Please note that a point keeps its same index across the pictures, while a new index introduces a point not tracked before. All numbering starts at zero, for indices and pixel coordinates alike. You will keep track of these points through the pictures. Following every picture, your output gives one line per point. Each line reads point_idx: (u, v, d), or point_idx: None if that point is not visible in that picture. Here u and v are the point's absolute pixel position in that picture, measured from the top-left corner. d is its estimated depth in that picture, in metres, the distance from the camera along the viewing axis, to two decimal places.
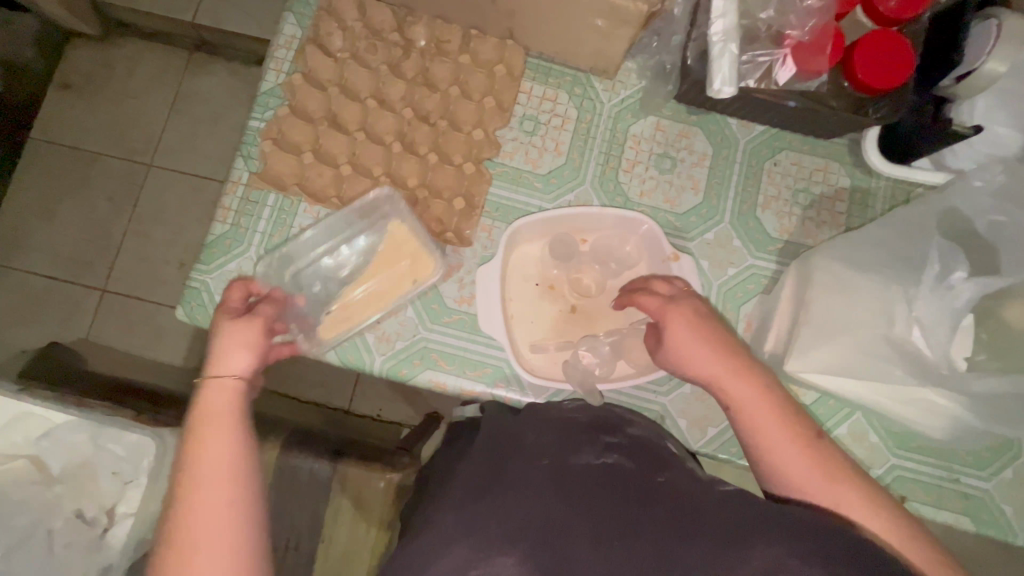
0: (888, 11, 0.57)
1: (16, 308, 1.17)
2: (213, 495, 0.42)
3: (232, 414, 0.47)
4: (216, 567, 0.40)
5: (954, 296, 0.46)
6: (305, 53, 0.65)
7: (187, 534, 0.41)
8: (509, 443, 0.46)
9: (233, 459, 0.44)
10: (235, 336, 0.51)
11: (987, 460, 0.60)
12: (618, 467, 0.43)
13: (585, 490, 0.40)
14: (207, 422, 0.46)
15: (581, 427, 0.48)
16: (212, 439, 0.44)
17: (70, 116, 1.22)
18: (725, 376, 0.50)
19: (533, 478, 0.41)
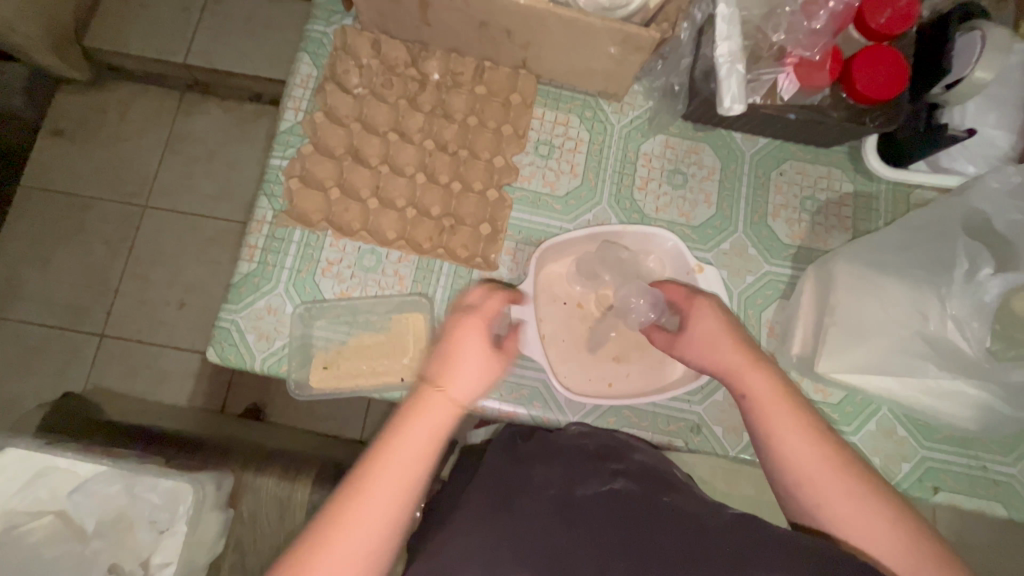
0: (878, 27, 0.60)
1: (15, 360, 1.14)
2: (369, 506, 0.42)
3: (434, 432, 0.45)
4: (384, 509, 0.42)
5: (984, 292, 0.48)
6: (324, 92, 0.67)
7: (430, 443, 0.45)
8: (516, 473, 0.48)
9: (417, 472, 0.44)
10: (472, 359, 0.48)
11: (1011, 445, 0.62)
12: (625, 492, 0.45)
13: (592, 520, 0.42)
14: (412, 431, 0.45)
15: (587, 455, 0.50)
16: (415, 436, 0.44)
17: (64, 163, 1.22)
18: (743, 369, 0.50)
19: (540, 507, 0.43)
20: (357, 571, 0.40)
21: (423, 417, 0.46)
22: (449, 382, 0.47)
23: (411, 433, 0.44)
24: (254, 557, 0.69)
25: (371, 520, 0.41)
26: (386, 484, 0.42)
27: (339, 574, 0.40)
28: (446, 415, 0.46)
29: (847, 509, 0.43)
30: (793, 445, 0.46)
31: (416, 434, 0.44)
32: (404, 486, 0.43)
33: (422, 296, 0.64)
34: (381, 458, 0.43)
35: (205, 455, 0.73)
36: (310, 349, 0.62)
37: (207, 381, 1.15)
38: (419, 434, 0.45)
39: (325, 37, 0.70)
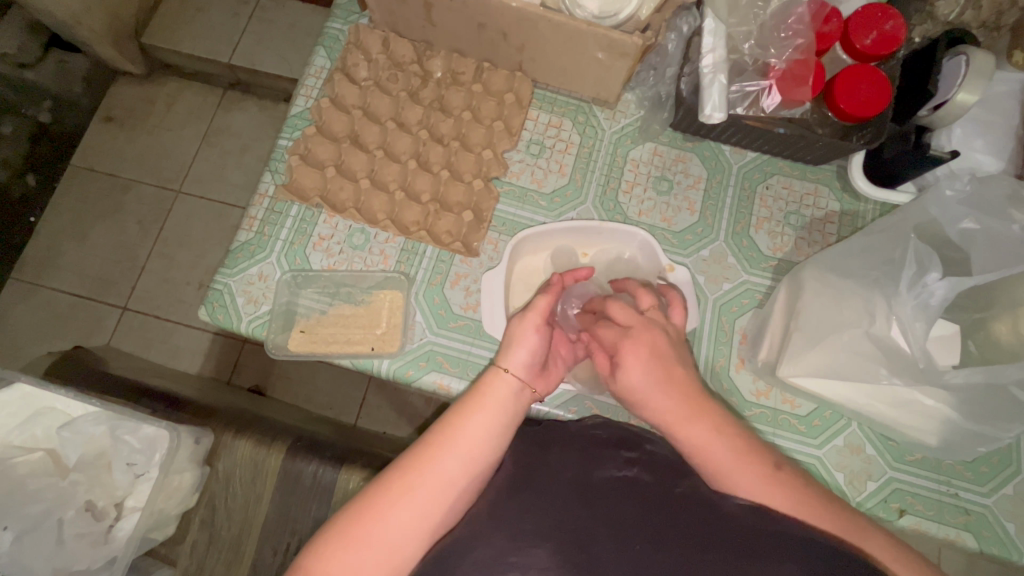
0: (864, 48, 0.61)
1: (41, 323, 1.23)
2: (446, 465, 0.44)
3: (502, 409, 0.48)
4: (429, 497, 0.43)
5: (929, 295, 0.49)
6: (333, 81, 0.72)
7: (451, 461, 0.44)
8: (534, 459, 0.49)
9: (489, 440, 0.46)
10: (519, 335, 0.52)
11: (986, 475, 0.60)
12: (637, 480, 0.45)
13: (609, 500, 0.43)
14: (483, 404, 0.48)
15: (601, 443, 0.51)
16: (481, 414, 0.47)
17: (108, 147, 1.31)
18: (675, 421, 0.48)
19: (559, 489, 0.44)
20: (423, 527, 0.42)
21: (488, 393, 0.49)
22: (505, 359, 0.51)
23: (485, 404, 0.48)
24: (223, 514, 0.73)
25: (444, 480, 0.44)
26: (456, 450, 0.45)
27: (409, 524, 0.42)
28: (513, 391, 0.50)
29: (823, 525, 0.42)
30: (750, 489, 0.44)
31: (484, 410, 0.48)
32: (468, 461, 0.45)
33: (403, 275, 0.68)
34: (453, 425, 0.47)
35: (191, 412, 0.77)
36: (293, 316, 0.66)
37: (213, 358, 1.20)
38: (485, 410, 0.48)
39: (342, 34, 0.75)
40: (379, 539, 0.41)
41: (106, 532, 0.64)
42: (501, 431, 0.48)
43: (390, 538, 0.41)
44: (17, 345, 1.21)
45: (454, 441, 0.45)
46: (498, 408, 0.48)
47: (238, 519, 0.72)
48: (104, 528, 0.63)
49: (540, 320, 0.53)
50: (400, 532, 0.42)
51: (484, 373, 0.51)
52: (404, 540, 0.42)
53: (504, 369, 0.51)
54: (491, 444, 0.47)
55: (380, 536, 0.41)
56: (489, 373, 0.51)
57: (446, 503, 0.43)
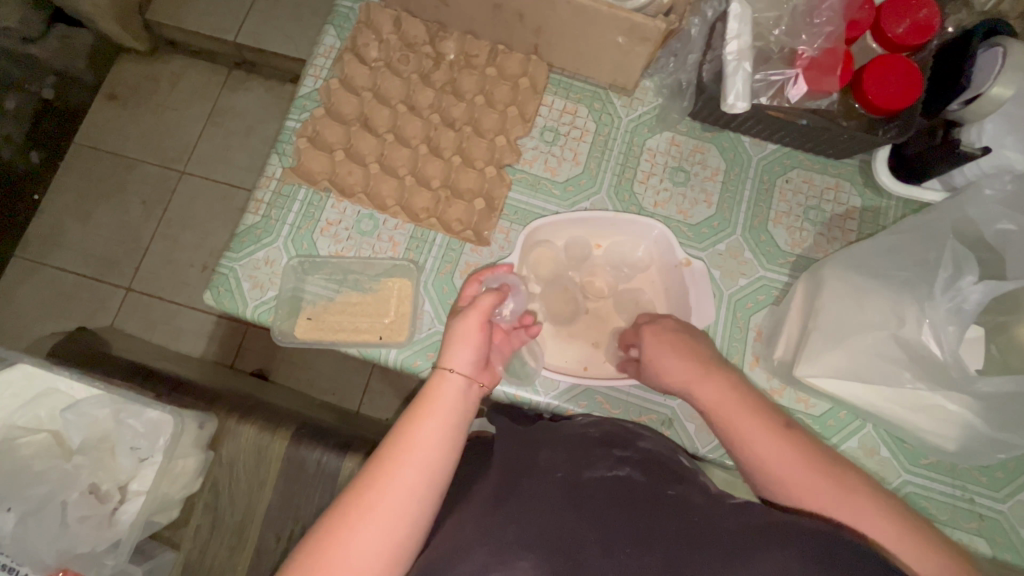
0: (896, 37, 0.59)
1: (45, 302, 1.22)
2: (404, 477, 0.44)
3: (450, 408, 0.49)
4: (390, 514, 0.43)
5: (964, 298, 0.47)
6: (343, 61, 0.70)
7: (406, 471, 0.44)
8: (523, 461, 0.48)
9: (442, 443, 0.47)
10: (461, 332, 0.53)
11: (1002, 480, 0.59)
12: (630, 479, 0.46)
13: (598, 504, 0.43)
14: (431, 409, 0.48)
15: (591, 442, 0.51)
16: (430, 419, 0.47)
17: (112, 125, 1.29)
18: (695, 378, 0.53)
19: (547, 492, 0.44)
20: (388, 545, 0.42)
21: (436, 396, 0.50)
22: (448, 359, 0.51)
23: (432, 408, 0.48)
24: (226, 499, 0.72)
25: (402, 493, 0.43)
26: (409, 463, 0.45)
27: (373, 544, 0.42)
28: (461, 388, 0.51)
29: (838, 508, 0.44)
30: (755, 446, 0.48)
31: (432, 414, 0.48)
32: (425, 469, 0.45)
33: (412, 263, 0.66)
34: (404, 436, 0.46)
35: (195, 396, 0.77)
36: (299, 302, 0.65)
37: (217, 342, 1.20)
38: (434, 414, 0.48)
39: (352, 13, 0.73)
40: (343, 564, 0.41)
41: (109, 515, 0.63)
42: (453, 431, 0.48)
43: (357, 562, 0.41)
44: (21, 323, 1.21)
45: (408, 451, 0.45)
46: (444, 408, 0.49)
47: (241, 504, 0.72)
48: (107, 511, 0.63)
49: (485, 317, 0.54)
50: (366, 554, 0.41)
51: (430, 378, 0.51)
52: (370, 559, 0.41)
53: (448, 369, 0.51)
54: (446, 447, 0.47)
55: (344, 560, 0.41)
56: (435, 375, 0.51)
57: (409, 516, 0.43)
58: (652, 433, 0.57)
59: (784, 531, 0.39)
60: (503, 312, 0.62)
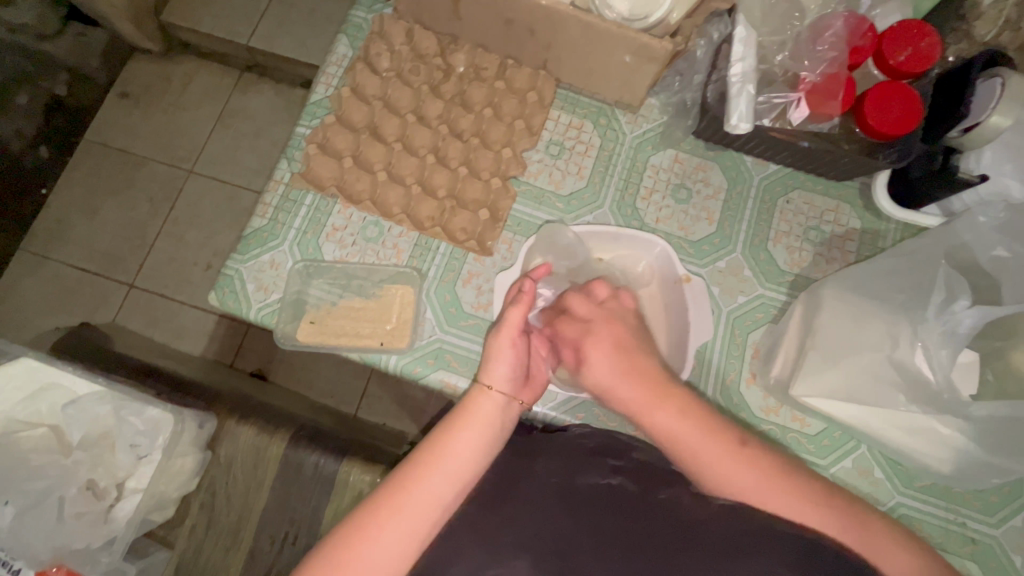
0: (896, 65, 0.60)
1: (48, 296, 1.23)
2: (435, 484, 0.46)
3: (488, 425, 0.51)
4: (418, 517, 0.45)
5: (955, 322, 0.48)
6: (355, 70, 0.71)
7: (437, 479, 0.46)
8: (520, 471, 0.53)
9: (476, 455, 0.49)
10: (499, 350, 0.54)
11: (995, 505, 0.59)
12: (622, 488, 0.49)
13: (589, 511, 0.47)
14: (467, 424, 0.50)
15: (587, 450, 0.54)
16: (464, 433, 0.49)
17: (123, 123, 1.31)
18: (647, 408, 0.52)
19: (541, 501, 0.49)
20: (411, 547, 0.45)
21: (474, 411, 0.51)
22: (487, 376, 0.53)
23: (470, 421, 0.50)
24: (223, 499, 0.72)
25: (431, 501, 0.46)
26: (443, 473, 0.47)
27: (397, 545, 0.44)
28: (500, 405, 0.52)
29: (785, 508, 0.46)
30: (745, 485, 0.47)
31: (468, 428, 0.50)
32: (457, 480, 0.47)
33: (415, 271, 0.67)
34: (439, 444, 0.48)
35: (194, 395, 0.77)
36: (303, 305, 0.66)
37: (217, 341, 1.20)
38: (471, 426, 0.50)
39: (365, 23, 0.75)
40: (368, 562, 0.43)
41: (106, 511, 0.64)
42: (487, 446, 0.50)
43: (382, 559, 0.43)
44: (23, 316, 1.22)
45: (442, 461, 0.47)
46: (485, 425, 0.50)
47: (237, 505, 0.72)
48: (104, 507, 0.63)
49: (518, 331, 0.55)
50: (391, 552, 0.44)
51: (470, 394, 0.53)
52: (394, 558, 0.44)
53: (488, 387, 0.53)
54: (478, 461, 0.49)
55: (370, 560, 0.43)
56: (474, 390, 0.52)
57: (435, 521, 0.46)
58: (640, 442, 0.58)
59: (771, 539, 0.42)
60: (534, 321, 0.63)
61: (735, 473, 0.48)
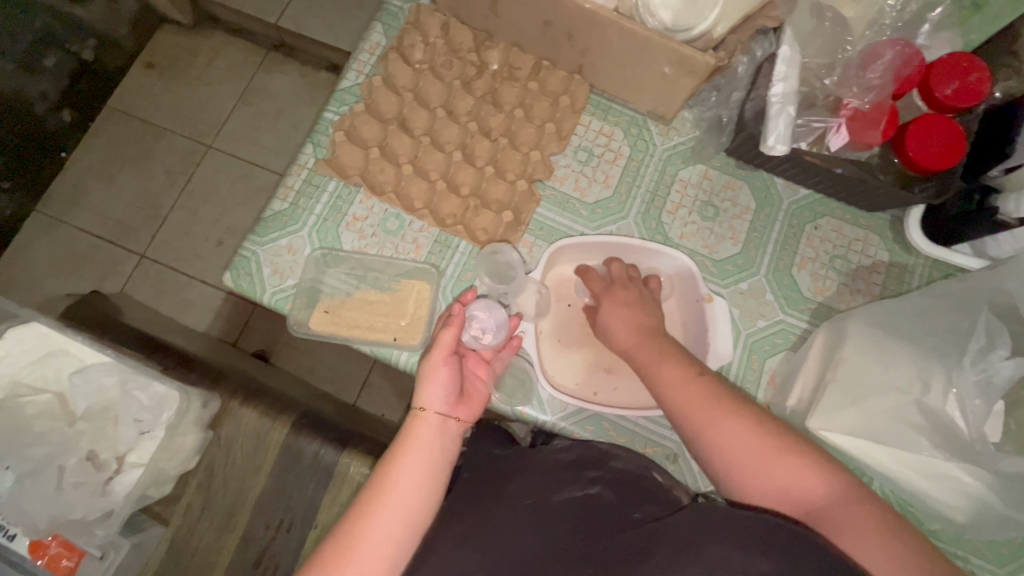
0: (943, 98, 0.59)
1: (60, 259, 1.23)
2: (383, 521, 0.47)
3: (429, 449, 0.51)
4: (373, 552, 0.45)
5: (993, 374, 0.50)
6: (388, 60, 0.70)
7: (383, 511, 0.47)
8: (498, 486, 0.53)
9: (421, 481, 0.49)
10: (434, 373, 0.54)
11: (1006, 557, 0.58)
12: (599, 498, 0.49)
13: (562, 524, 0.47)
14: (408, 451, 0.50)
15: (566, 462, 0.55)
16: (407, 461, 0.49)
17: (146, 93, 1.31)
18: (638, 345, 0.58)
19: (515, 515, 0.48)
20: None
21: (414, 436, 0.52)
22: (420, 400, 0.53)
23: (410, 447, 0.51)
24: (220, 480, 0.72)
25: (382, 536, 0.46)
26: (389, 508, 0.47)
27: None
28: (438, 425, 0.52)
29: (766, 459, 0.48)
30: (772, 459, 0.48)
31: (410, 456, 0.50)
32: (406, 512, 0.47)
33: (433, 267, 0.66)
34: (382, 481, 0.49)
35: (199, 373, 0.77)
36: (317, 293, 0.65)
37: (224, 318, 1.20)
38: (413, 454, 0.50)
39: (401, 12, 0.74)
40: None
41: (104, 484, 0.63)
42: (437, 469, 0.51)
43: None
44: (34, 278, 1.22)
45: (386, 496, 0.48)
46: (425, 448, 0.51)
47: (234, 488, 0.72)
48: (103, 480, 0.63)
49: (450, 349, 0.55)
50: None
51: (408, 420, 0.53)
52: None
53: (423, 409, 0.53)
54: (429, 487, 0.49)
55: None
56: (411, 417, 0.53)
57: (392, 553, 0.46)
58: (626, 451, 0.57)
59: (729, 528, 0.41)
60: (481, 338, 0.61)
61: (742, 441, 0.49)
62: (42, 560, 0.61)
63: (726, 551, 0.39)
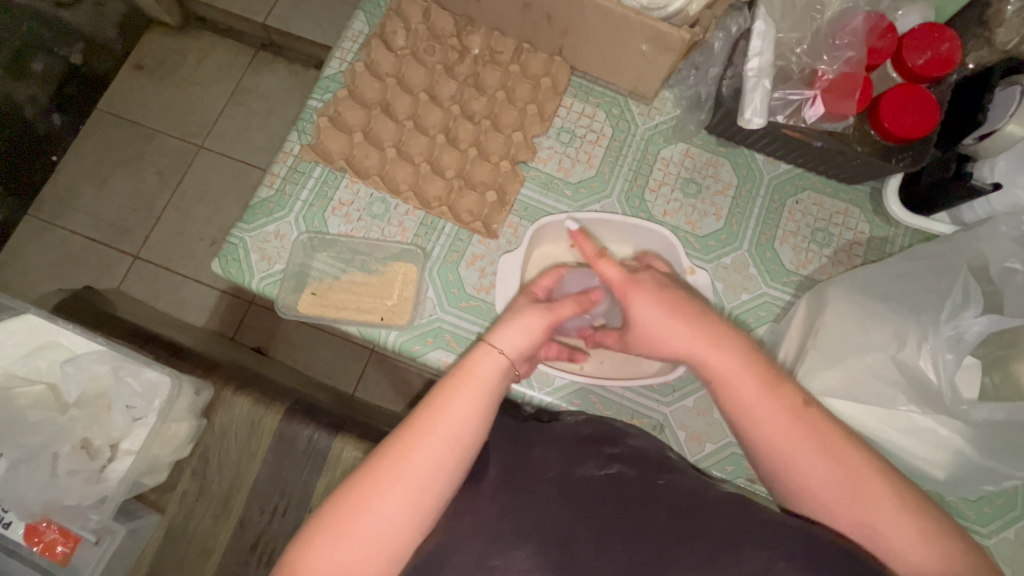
0: (915, 68, 0.59)
1: (53, 262, 1.23)
2: (430, 451, 0.43)
3: (487, 388, 0.47)
4: (419, 481, 0.42)
5: (963, 330, 0.49)
6: (370, 46, 0.71)
7: (430, 441, 0.43)
8: (517, 460, 0.49)
9: (475, 419, 0.45)
10: (520, 320, 0.52)
11: (989, 516, 0.59)
12: (621, 476, 0.46)
13: (589, 499, 0.43)
14: (465, 386, 0.46)
15: (584, 438, 0.51)
16: (464, 395, 0.46)
17: (135, 95, 1.31)
18: (701, 351, 0.49)
19: (540, 489, 0.44)
20: (405, 520, 0.41)
21: (474, 367, 0.48)
22: (497, 337, 0.50)
23: (472, 379, 0.47)
24: (215, 467, 0.73)
25: (428, 467, 0.43)
26: (440, 437, 0.43)
27: (391, 519, 0.41)
28: (501, 372, 0.49)
29: (824, 477, 0.43)
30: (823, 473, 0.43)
31: (465, 389, 0.46)
32: (455, 441, 0.44)
33: (419, 249, 0.67)
34: (437, 406, 0.45)
35: (193, 362, 0.78)
36: (305, 277, 0.66)
37: (218, 315, 1.21)
38: (469, 389, 0.46)
39: (383, 0, 0.74)
40: (357, 540, 0.40)
41: (98, 471, 0.64)
42: (486, 412, 0.46)
43: (371, 534, 0.41)
44: (27, 281, 1.22)
45: (438, 424, 0.44)
46: (485, 390, 0.47)
47: (229, 476, 0.73)
48: (97, 467, 0.64)
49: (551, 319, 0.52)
50: (378, 529, 0.41)
51: (471, 350, 0.50)
52: (387, 531, 0.41)
53: (493, 346, 0.49)
54: (478, 432, 0.45)
55: (363, 532, 0.41)
56: (479, 348, 0.49)
57: (430, 498, 0.42)
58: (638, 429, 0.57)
59: (774, 530, 0.40)
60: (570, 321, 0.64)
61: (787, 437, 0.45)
62: (37, 546, 0.63)
63: (770, 558, 0.38)
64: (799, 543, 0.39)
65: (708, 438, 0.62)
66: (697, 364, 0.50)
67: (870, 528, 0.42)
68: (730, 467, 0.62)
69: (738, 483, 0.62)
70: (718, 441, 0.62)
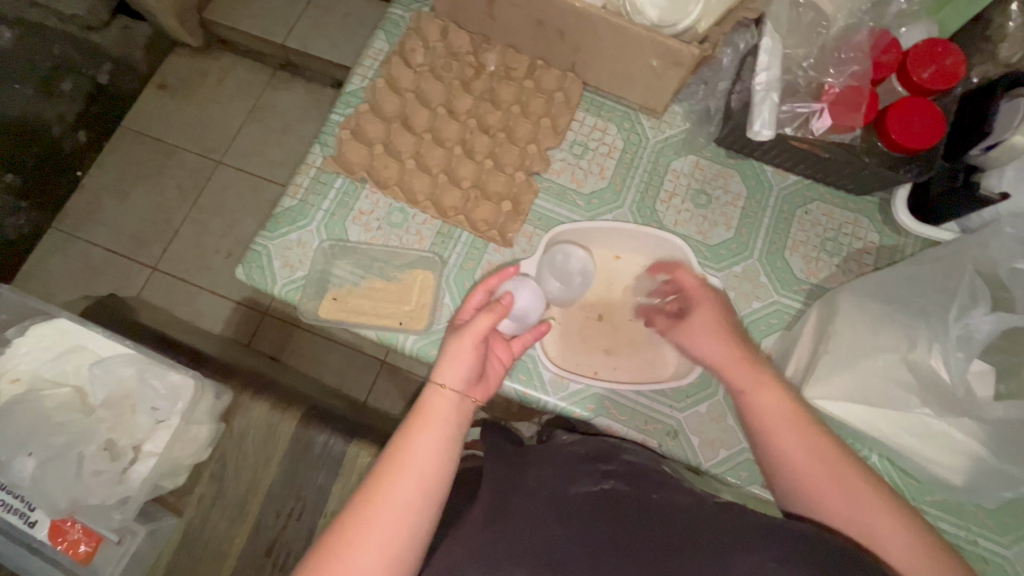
0: (921, 81, 0.61)
1: (75, 274, 1.27)
2: (401, 490, 0.45)
3: (445, 424, 0.49)
4: (393, 520, 0.44)
5: (972, 330, 0.51)
6: (390, 64, 0.74)
7: (401, 480, 0.46)
8: (512, 480, 0.50)
9: (439, 453, 0.48)
10: (455, 351, 0.53)
11: (1009, 525, 0.58)
12: (615, 492, 0.48)
13: (584, 518, 0.45)
14: (426, 425, 0.49)
15: (579, 457, 0.52)
16: (428, 432, 0.48)
17: (159, 113, 1.36)
18: (730, 365, 0.56)
19: (535, 509, 0.46)
20: (388, 559, 0.43)
21: (429, 409, 0.50)
22: (440, 376, 0.51)
23: (427, 419, 0.49)
24: (232, 471, 0.74)
25: (400, 505, 0.45)
26: (410, 476, 0.46)
27: (373, 561, 0.42)
28: (456, 405, 0.51)
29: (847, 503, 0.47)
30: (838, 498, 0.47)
31: (428, 427, 0.49)
32: (424, 479, 0.46)
33: (437, 257, 0.69)
34: (402, 448, 0.48)
35: (213, 367, 0.79)
36: (326, 283, 0.68)
37: (233, 325, 1.23)
38: (430, 427, 0.49)
39: (403, 20, 0.78)
40: None
41: (121, 472, 0.65)
42: (452, 445, 0.49)
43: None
44: (49, 292, 1.25)
45: (405, 464, 0.46)
46: (441, 426, 0.49)
47: (246, 479, 0.74)
48: (120, 468, 0.65)
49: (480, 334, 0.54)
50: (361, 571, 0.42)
51: (422, 395, 0.51)
52: (371, 572, 0.42)
53: (441, 385, 0.51)
54: (445, 465, 0.48)
55: (348, 574, 0.42)
56: (428, 391, 0.51)
57: (408, 531, 0.44)
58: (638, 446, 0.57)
59: (766, 533, 0.41)
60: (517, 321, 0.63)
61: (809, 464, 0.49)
62: (62, 545, 0.64)
63: (761, 560, 0.39)
64: (791, 543, 0.41)
65: (722, 444, 0.63)
66: (728, 377, 0.56)
67: (877, 535, 0.46)
68: (744, 473, 0.62)
69: (752, 490, 0.62)
70: (732, 448, 0.62)
